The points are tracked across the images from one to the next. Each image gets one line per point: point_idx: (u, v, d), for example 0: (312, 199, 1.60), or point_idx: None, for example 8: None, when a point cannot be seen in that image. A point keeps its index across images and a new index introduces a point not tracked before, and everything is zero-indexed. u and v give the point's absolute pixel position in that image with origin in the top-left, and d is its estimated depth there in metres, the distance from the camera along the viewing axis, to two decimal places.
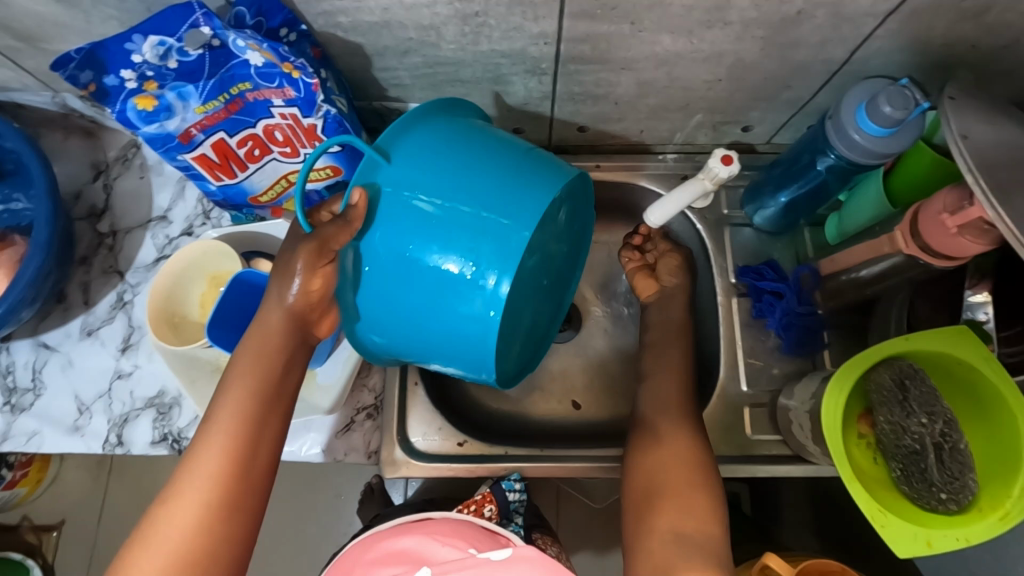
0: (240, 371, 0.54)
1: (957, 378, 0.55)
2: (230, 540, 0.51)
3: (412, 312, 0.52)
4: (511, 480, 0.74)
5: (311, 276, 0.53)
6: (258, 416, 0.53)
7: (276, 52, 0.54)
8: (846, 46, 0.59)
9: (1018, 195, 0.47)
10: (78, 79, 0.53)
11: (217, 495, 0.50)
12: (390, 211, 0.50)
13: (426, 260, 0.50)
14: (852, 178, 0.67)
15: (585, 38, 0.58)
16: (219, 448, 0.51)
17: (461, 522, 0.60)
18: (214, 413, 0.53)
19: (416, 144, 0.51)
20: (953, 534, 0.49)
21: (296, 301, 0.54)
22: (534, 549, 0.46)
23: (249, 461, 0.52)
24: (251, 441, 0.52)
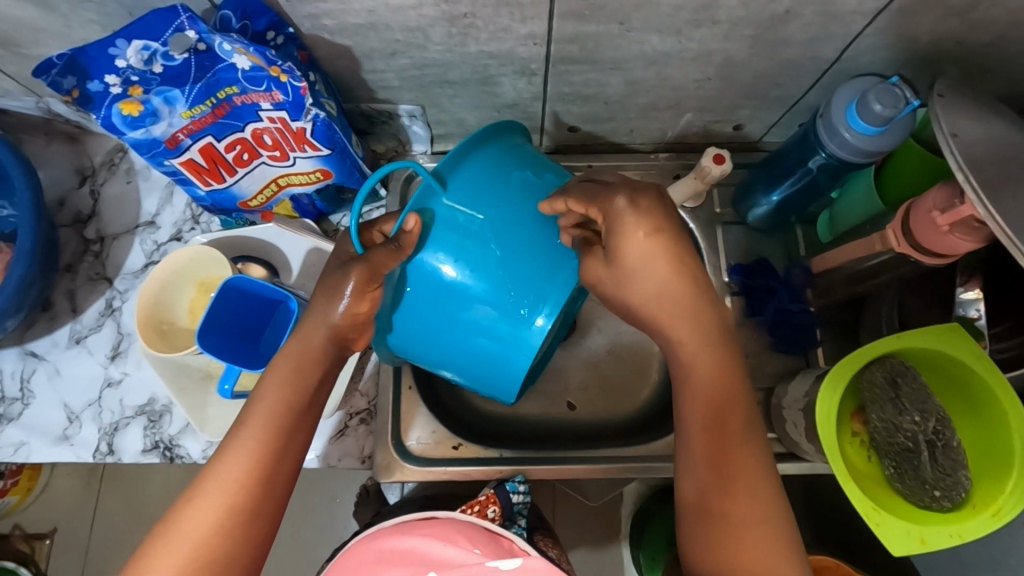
0: (272, 380, 0.53)
1: (948, 374, 0.55)
2: (246, 548, 0.50)
3: (445, 334, 0.55)
4: (516, 482, 0.70)
5: (359, 300, 0.51)
6: (289, 423, 0.53)
7: (264, 56, 0.53)
8: (834, 44, 0.59)
9: (1007, 191, 0.47)
10: (61, 85, 0.52)
11: (241, 500, 0.50)
12: (443, 241, 0.51)
13: (471, 291, 0.52)
14: (842, 176, 0.67)
15: (574, 38, 0.58)
16: (247, 454, 0.51)
17: (464, 524, 0.57)
18: (248, 416, 0.52)
19: (471, 176, 0.51)
20: (947, 531, 0.49)
21: (341, 321, 0.52)
22: (542, 563, 0.51)
23: (275, 469, 0.52)
24: (279, 450, 0.52)
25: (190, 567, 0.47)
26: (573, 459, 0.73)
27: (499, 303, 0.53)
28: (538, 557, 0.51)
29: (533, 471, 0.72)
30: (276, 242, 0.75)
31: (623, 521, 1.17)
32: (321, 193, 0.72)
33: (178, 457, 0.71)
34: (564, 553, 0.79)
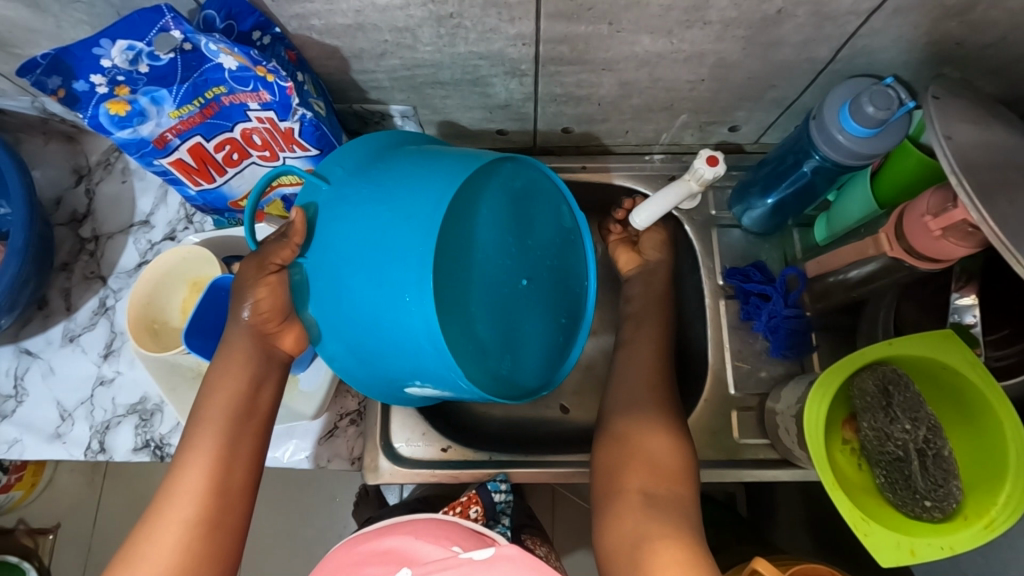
0: (214, 396, 0.54)
1: (943, 384, 0.54)
2: (212, 560, 0.51)
3: (360, 318, 0.49)
4: (498, 481, 0.71)
5: (257, 291, 0.53)
6: (236, 436, 0.54)
7: (248, 57, 0.52)
8: (829, 45, 0.58)
9: (1001, 195, 0.46)
10: (46, 85, 0.52)
11: (196, 513, 0.51)
12: (326, 222, 0.50)
13: (356, 260, 0.48)
14: (838, 179, 0.66)
15: (564, 38, 0.57)
16: (199, 474, 0.52)
17: (447, 523, 0.57)
18: (190, 434, 0.54)
19: (342, 162, 0.52)
20: (937, 543, 0.48)
21: (251, 318, 0.54)
22: (515, 550, 0.48)
23: (229, 482, 0.53)
24: (227, 457, 0.53)
25: None
26: (561, 461, 0.72)
27: (382, 264, 0.47)
28: (510, 543, 0.48)
29: (524, 473, 0.71)
30: None
31: None
32: None
33: (169, 455, 0.72)
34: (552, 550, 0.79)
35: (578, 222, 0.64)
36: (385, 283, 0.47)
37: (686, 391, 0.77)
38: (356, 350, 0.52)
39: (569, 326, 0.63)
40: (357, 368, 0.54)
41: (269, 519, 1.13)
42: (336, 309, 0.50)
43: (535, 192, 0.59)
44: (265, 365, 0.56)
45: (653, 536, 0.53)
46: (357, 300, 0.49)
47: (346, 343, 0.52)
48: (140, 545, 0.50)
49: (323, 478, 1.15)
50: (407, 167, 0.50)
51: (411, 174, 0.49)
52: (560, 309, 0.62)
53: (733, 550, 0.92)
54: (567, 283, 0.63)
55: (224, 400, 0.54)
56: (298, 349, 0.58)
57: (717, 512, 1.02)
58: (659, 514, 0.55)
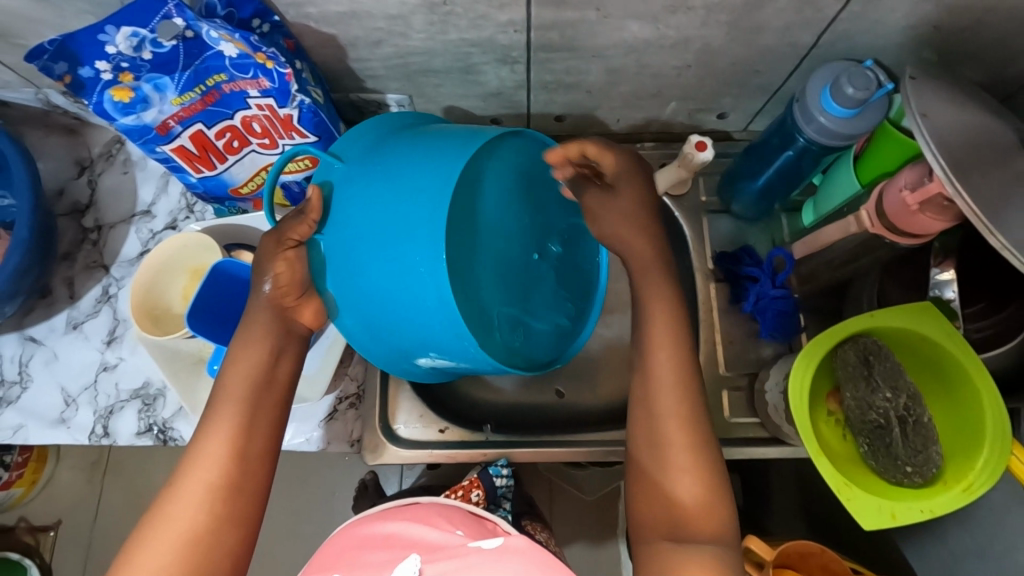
0: (232, 370, 0.56)
1: (922, 356, 0.56)
2: (237, 525, 0.53)
3: (374, 291, 0.51)
4: (499, 466, 0.74)
5: (275, 265, 0.54)
6: (260, 401, 0.56)
7: (248, 43, 0.54)
8: (811, 30, 0.60)
9: (973, 170, 0.48)
10: (53, 71, 0.53)
11: (221, 482, 0.52)
12: (341, 199, 0.52)
13: (371, 233, 0.50)
14: (823, 162, 0.68)
15: (553, 25, 0.59)
16: (223, 439, 0.54)
17: (446, 506, 0.60)
18: (212, 408, 0.55)
19: (356, 144, 0.54)
20: (918, 506, 0.49)
21: (272, 292, 0.55)
22: (524, 542, 0.48)
23: (250, 448, 0.54)
24: (246, 430, 0.54)
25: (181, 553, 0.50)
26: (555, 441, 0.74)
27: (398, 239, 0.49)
28: (520, 535, 0.48)
29: (518, 453, 0.73)
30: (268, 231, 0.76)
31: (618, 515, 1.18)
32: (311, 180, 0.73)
33: (172, 439, 0.73)
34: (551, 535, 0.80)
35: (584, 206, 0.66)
36: (398, 252, 0.49)
37: None
38: (371, 325, 0.54)
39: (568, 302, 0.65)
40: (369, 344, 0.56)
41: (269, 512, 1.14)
42: (350, 284, 0.52)
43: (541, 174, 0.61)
44: (292, 342, 0.58)
45: None
46: (373, 275, 0.50)
47: (361, 318, 0.54)
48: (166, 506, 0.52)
49: (323, 472, 1.16)
50: (418, 143, 0.52)
51: (425, 152, 0.51)
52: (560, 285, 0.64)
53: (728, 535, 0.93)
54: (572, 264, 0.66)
55: (250, 366, 0.56)
56: (316, 323, 0.60)
57: None
58: None
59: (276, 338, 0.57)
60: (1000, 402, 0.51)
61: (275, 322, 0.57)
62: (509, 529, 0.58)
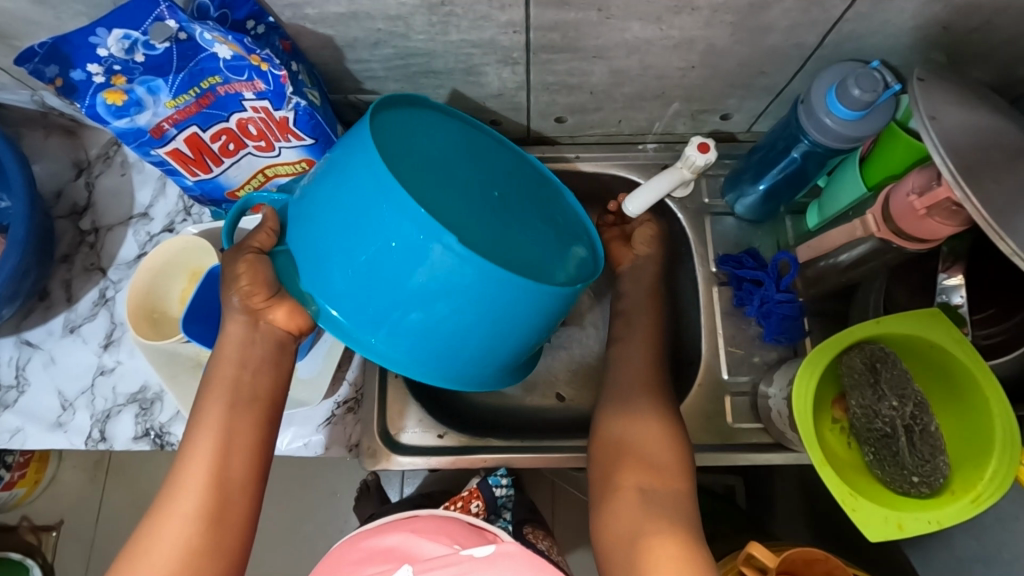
0: (210, 394, 0.55)
1: (930, 362, 0.55)
2: (223, 553, 0.52)
3: (349, 254, 0.49)
4: (499, 476, 0.78)
5: (237, 274, 0.55)
6: (239, 423, 0.55)
7: (242, 44, 0.54)
8: (817, 30, 0.59)
9: (984, 174, 0.47)
10: (44, 74, 0.52)
11: (203, 509, 0.52)
12: (294, 207, 0.55)
13: (323, 209, 0.51)
14: (828, 163, 0.67)
15: (555, 26, 0.58)
16: (204, 465, 0.53)
17: (446, 519, 0.58)
18: (191, 433, 0.54)
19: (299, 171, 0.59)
20: (925, 517, 0.49)
21: (239, 300, 0.55)
22: (515, 546, 0.52)
23: (232, 471, 0.53)
24: (224, 452, 0.54)
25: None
26: (561, 446, 0.73)
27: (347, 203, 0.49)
28: (511, 540, 0.52)
29: (517, 459, 0.71)
30: None
31: None
32: None
33: (169, 443, 0.73)
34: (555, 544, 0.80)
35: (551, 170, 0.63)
36: (347, 201, 0.49)
37: (681, 376, 0.78)
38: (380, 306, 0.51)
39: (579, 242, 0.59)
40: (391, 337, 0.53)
41: (270, 515, 1.14)
42: (335, 283, 0.51)
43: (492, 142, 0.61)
44: (277, 353, 0.58)
45: (645, 532, 0.54)
46: (347, 249, 0.50)
47: (366, 306, 0.51)
48: (148, 540, 0.51)
49: (324, 473, 1.16)
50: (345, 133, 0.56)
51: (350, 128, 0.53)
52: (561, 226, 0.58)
53: (732, 541, 0.92)
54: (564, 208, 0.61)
55: (225, 386, 0.55)
56: (293, 326, 0.58)
57: (715, 502, 1.02)
58: (653, 510, 0.55)
59: (255, 349, 0.57)
60: (1010, 411, 0.50)
61: (248, 331, 0.57)
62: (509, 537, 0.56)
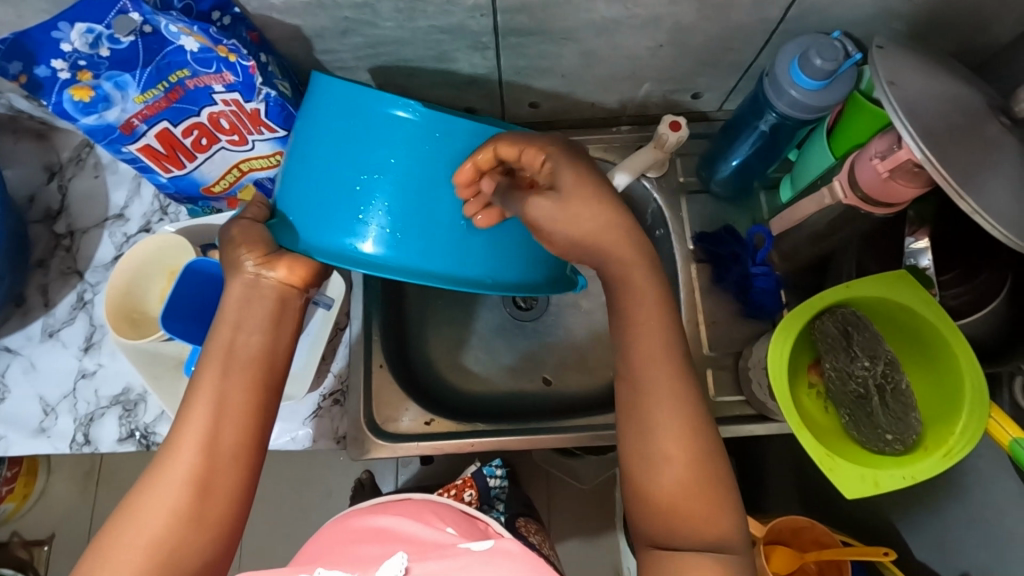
0: (210, 352, 0.52)
1: (900, 322, 0.56)
2: (215, 524, 0.49)
3: (351, 176, 0.50)
4: (493, 467, 0.83)
5: (241, 245, 0.53)
6: (235, 387, 0.51)
7: (208, 35, 0.53)
8: (779, 4, 0.60)
9: (941, 135, 0.48)
10: (8, 71, 0.52)
11: (194, 472, 0.49)
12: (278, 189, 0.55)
13: (305, 165, 0.52)
14: (797, 136, 0.68)
15: (521, 8, 0.59)
16: (195, 428, 0.50)
17: (440, 505, 0.61)
18: (191, 391, 0.51)
19: None
20: (899, 473, 0.50)
21: (251, 264, 0.53)
22: (515, 545, 0.49)
23: (224, 437, 0.50)
24: (220, 416, 0.50)
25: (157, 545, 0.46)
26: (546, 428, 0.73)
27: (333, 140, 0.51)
28: (511, 538, 0.50)
29: (505, 441, 0.72)
30: None
31: (614, 501, 1.19)
32: None
33: (155, 443, 0.72)
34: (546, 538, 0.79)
35: None
36: (323, 139, 0.51)
37: None
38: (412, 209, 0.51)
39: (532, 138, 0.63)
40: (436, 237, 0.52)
41: (264, 517, 1.13)
42: (353, 221, 0.51)
43: None
44: (278, 310, 0.54)
45: None
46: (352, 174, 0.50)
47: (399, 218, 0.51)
48: (133, 499, 0.48)
49: (316, 472, 1.16)
50: None
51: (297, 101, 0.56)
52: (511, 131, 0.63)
53: None
54: None
55: (223, 348, 0.52)
56: (295, 279, 0.54)
57: None
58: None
59: (254, 308, 0.53)
60: (978, 367, 0.51)
61: (247, 289, 0.53)
62: (500, 530, 0.59)
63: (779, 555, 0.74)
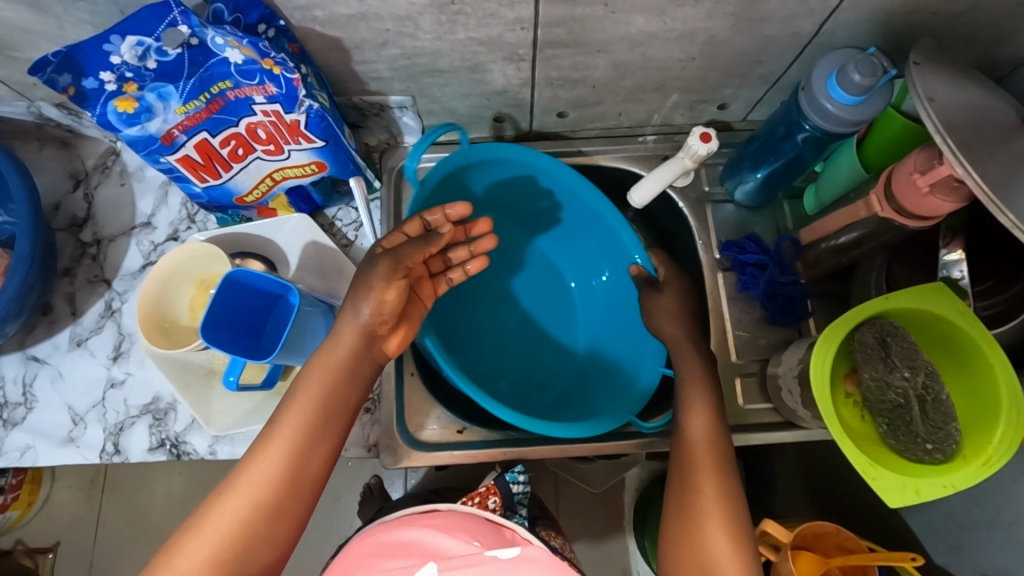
0: (307, 383, 0.55)
1: (935, 332, 0.57)
2: (271, 547, 0.50)
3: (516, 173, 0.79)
4: (516, 473, 0.78)
5: (387, 287, 0.57)
6: (326, 422, 0.54)
7: (256, 48, 0.54)
8: (814, 19, 0.61)
9: (981, 151, 0.49)
10: (57, 83, 0.52)
11: (269, 496, 0.50)
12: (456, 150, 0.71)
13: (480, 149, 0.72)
14: (825, 149, 0.69)
15: (561, 21, 0.59)
16: (277, 454, 0.51)
17: (464, 517, 0.58)
18: (278, 419, 0.53)
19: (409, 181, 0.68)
20: (939, 482, 0.51)
21: (369, 317, 0.57)
22: (540, 552, 0.51)
23: (306, 470, 0.52)
24: (305, 448, 0.53)
25: (217, 555, 0.47)
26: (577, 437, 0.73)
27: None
28: (536, 545, 0.51)
29: (534, 450, 0.71)
30: (272, 237, 0.75)
31: (624, 507, 1.20)
32: (316, 184, 0.74)
33: (185, 453, 0.72)
34: (567, 543, 0.79)
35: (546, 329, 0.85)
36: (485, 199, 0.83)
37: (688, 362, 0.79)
38: (566, 208, 0.82)
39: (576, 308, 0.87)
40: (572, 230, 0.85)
41: None
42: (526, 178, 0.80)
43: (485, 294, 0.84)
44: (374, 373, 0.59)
45: None
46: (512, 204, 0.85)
47: (563, 200, 0.82)
48: (208, 510, 0.49)
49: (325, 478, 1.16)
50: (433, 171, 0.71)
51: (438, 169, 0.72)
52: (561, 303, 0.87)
53: None
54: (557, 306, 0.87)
55: (321, 385, 0.55)
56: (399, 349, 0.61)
57: None
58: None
59: (360, 368, 0.57)
60: (1015, 376, 0.52)
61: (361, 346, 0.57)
62: (528, 537, 0.57)
63: (804, 560, 0.74)
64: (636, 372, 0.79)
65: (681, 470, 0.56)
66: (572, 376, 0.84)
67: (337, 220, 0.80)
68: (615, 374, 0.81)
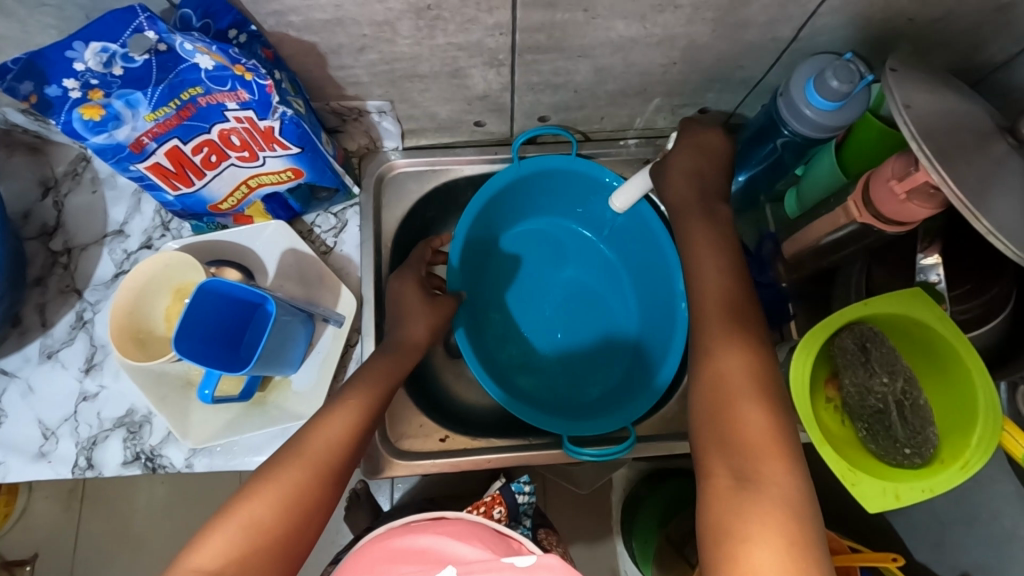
0: (379, 360, 0.64)
1: (913, 338, 0.57)
2: (328, 502, 0.52)
3: (552, 189, 0.82)
4: (521, 484, 0.78)
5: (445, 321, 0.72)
6: (381, 404, 0.60)
7: (226, 55, 0.52)
8: (793, 24, 0.61)
9: (957, 156, 0.50)
10: (18, 91, 0.49)
11: (338, 456, 0.54)
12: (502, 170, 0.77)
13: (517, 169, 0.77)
14: (806, 153, 0.71)
15: (541, 26, 0.59)
16: (346, 416, 0.56)
17: (475, 525, 0.55)
18: (347, 388, 0.60)
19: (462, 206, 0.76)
20: (918, 486, 0.51)
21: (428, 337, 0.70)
22: (555, 559, 0.46)
23: (363, 434, 0.57)
24: (369, 417, 0.58)
25: (290, 499, 0.49)
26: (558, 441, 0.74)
27: (503, 268, 0.85)
28: (552, 552, 0.46)
29: (517, 457, 0.72)
30: (250, 245, 0.74)
31: (612, 509, 1.20)
32: (292, 190, 0.72)
33: (161, 466, 0.71)
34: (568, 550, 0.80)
35: (589, 342, 0.83)
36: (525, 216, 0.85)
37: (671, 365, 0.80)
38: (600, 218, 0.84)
39: (616, 319, 0.84)
40: (595, 240, 0.87)
41: None
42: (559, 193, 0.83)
43: (526, 310, 0.84)
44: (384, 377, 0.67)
45: (741, 532, 0.42)
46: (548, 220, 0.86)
47: (596, 210, 0.84)
48: (271, 468, 0.51)
49: None
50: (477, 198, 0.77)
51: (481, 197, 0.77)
52: (603, 315, 0.84)
53: None
54: (599, 318, 0.84)
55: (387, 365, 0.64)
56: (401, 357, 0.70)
57: None
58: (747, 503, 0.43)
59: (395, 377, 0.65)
60: (991, 383, 0.52)
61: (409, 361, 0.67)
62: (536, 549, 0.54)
63: None
64: (659, 368, 0.78)
65: (719, 388, 0.50)
66: (612, 385, 0.82)
67: (316, 226, 0.79)
68: (639, 380, 0.80)
